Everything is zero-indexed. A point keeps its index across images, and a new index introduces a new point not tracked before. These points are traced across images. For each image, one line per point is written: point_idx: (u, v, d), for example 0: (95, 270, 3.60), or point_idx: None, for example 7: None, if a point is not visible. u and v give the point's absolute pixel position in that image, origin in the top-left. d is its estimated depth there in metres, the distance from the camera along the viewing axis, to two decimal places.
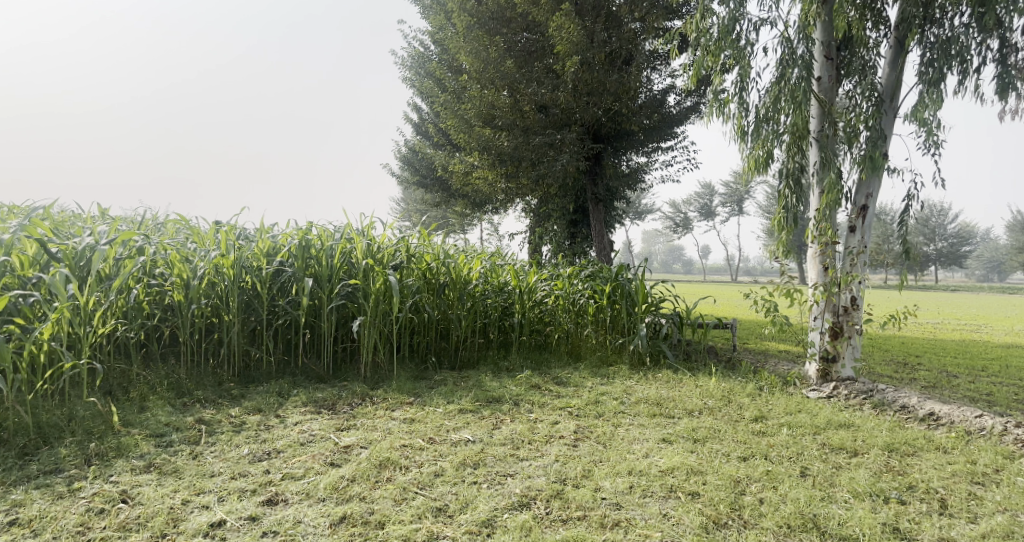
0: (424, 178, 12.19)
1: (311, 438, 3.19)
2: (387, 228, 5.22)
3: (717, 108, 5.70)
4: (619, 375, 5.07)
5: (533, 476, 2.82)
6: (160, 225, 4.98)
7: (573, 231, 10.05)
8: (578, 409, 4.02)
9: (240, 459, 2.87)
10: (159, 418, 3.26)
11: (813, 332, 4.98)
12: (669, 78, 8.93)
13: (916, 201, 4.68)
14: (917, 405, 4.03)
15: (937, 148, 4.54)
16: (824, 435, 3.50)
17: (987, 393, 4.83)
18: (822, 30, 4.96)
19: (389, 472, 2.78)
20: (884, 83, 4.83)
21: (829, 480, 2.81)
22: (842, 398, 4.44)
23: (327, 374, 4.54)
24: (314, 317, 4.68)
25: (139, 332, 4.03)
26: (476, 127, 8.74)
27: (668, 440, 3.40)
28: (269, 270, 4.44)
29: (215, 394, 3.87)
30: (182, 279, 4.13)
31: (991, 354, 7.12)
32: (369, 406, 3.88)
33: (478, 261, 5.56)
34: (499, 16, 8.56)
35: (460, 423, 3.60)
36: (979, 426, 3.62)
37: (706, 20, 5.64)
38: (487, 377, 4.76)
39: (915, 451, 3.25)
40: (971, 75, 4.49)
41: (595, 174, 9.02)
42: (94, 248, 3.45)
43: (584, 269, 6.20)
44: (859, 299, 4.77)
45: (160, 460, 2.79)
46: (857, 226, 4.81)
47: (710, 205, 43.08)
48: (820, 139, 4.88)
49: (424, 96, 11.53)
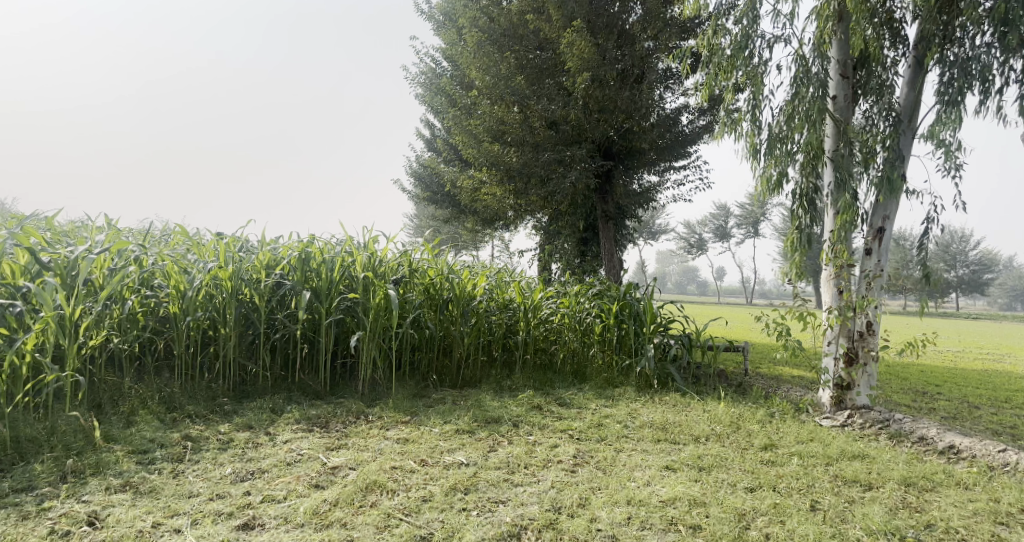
0: (434, 194, 12.16)
1: (299, 457, 3.08)
2: (390, 242, 5.14)
3: (729, 127, 5.59)
4: (624, 397, 4.91)
5: (525, 503, 2.68)
6: (162, 235, 4.95)
7: (584, 249, 9.93)
8: (579, 432, 3.88)
9: (222, 479, 2.77)
10: (143, 434, 3.19)
11: (826, 358, 4.79)
12: (682, 97, 8.87)
13: (935, 223, 4.50)
14: (936, 437, 3.85)
15: (957, 170, 4.38)
16: (837, 466, 3.33)
17: (1011, 426, 4.60)
18: (838, 48, 4.85)
19: (374, 496, 2.66)
20: (901, 103, 4.69)
21: (841, 515, 2.64)
22: (856, 427, 4.25)
23: (324, 391, 4.45)
24: (313, 331, 4.60)
25: (133, 344, 3.98)
26: (485, 143, 8.69)
27: (671, 468, 3.24)
28: (268, 283, 4.37)
29: (207, 410, 3.79)
30: (178, 290, 4.08)
31: (1014, 384, 6.86)
32: (362, 424, 3.77)
33: (482, 277, 5.45)
34: (511, 33, 8.57)
35: (455, 444, 3.47)
36: (1002, 462, 3.43)
37: (718, 37, 5.58)
38: (488, 396, 4.63)
39: (934, 486, 3.06)
40: (992, 96, 4.34)
41: (605, 192, 8.92)
42: (87, 256, 3.43)
43: (592, 287, 6.07)
44: (874, 324, 4.60)
45: (137, 479, 2.70)
46: (873, 249, 4.65)
47: (725, 227, 42.79)
48: (836, 159, 4.75)
49: (436, 112, 11.53)
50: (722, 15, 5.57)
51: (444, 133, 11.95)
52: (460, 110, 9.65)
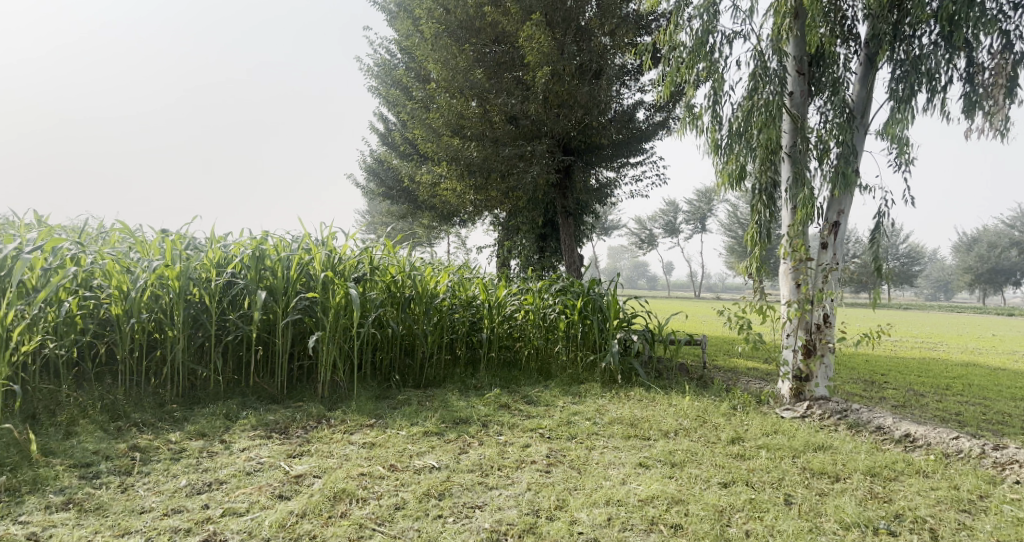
0: (389, 189, 11.90)
1: (259, 466, 2.91)
2: (349, 239, 4.96)
3: (689, 123, 5.63)
4: (590, 393, 4.88)
5: (503, 507, 2.60)
6: (99, 232, 4.61)
7: (543, 245, 9.88)
8: (550, 430, 3.82)
9: (176, 492, 2.58)
10: (85, 446, 2.94)
11: (786, 350, 4.89)
12: (638, 93, 8.94)
13: (887, 217, 4.63)
14: (892, 426, 3.96)
15: (907, 166, 4.52)
16: (804, 458, 3.37)
17: (957, 413, 4.81)
18: (794, 45, 4.94)
19: (344, 505, 2.53)
20: (854, 100, 4.80)
21: (815, 509, 2.67)
22: (816, 417, 4.34)
23: (281, 394, 4.25)
24: (268, 332, 4.39)
25: (71, 349, 3.70)
26: (443, 136, 8.52)
27: (645, 465, 3.22)
28: (219, 283, 4.13)
29: (154, 417, 3.55)
30: (121, 290, 3.82)
31: (951, 372, 7.21)
32: (324, 429, 3.60)
33: (445, 274, 5.33)
34: (468, 25, 8.36)
35: (424, 447, 3.36)
36: (956, 449, 3.55)
37: (679, 33, 5.61)
38: (454, 396, 4.53)
39: (896, 475, 3.14)
40: (939, 93, 4.49)
41: (564, 187, 8.90)
42: (19, 258, 3.17)
43: (555, 284, 6.01)
44: (831, 316, 4.71)
45: (81, 495, 2.49)
46: (829, 243, 4.76)
47: (674, 223, 43.72)
48: (793, 154, 4.83)
49: (390, 105, 11.26)
50: (682, 11, 5.60)
51: (399, 126, 11.69)
52: (416, 103, 9.43)
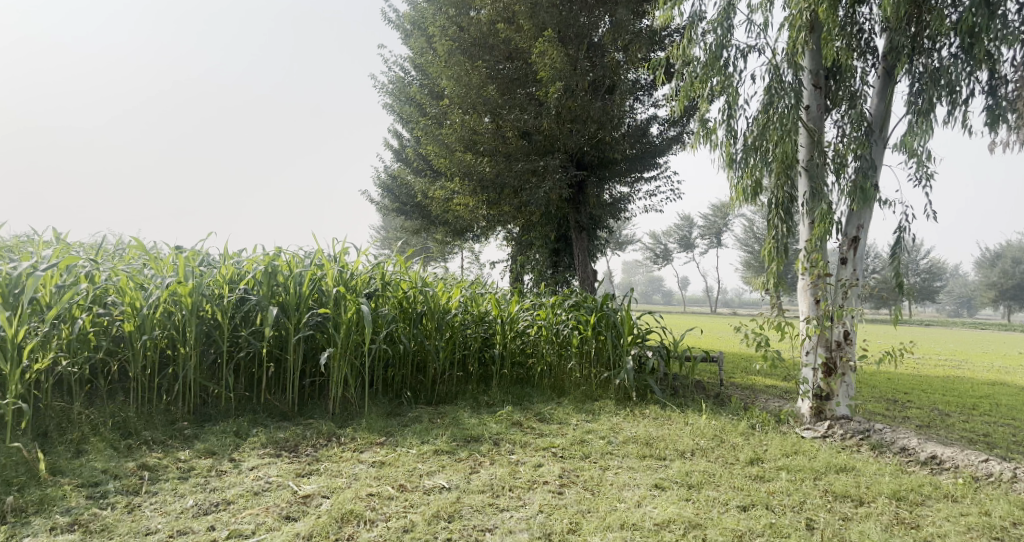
0: (403, 205, 11.94)
1: (267, 486, 2.87)
2: (361, 254, 4.95)
3: (703, 137, 5.58)
4: (604, 411, 4.80)
5: (514, 530, 2.54)
6: (116, 250, 4.66)
7: (556, 260, 9.84)
8: (563, 450, 3.74)
9: (183, 513, 2.55)
10: (95, 465, 2.93)
11: (805, 368, 4.77)
12: (652, 107, 8.91)
13: (908, 233, 4.51)
14: (918, 447, 3.83)
15: (928, 180, 4.41)
16: (826, 480, 3.26)
17: (985, 434, 4.66)
18: (810, 58, 4.86)
19: (352, 528, 2.48)
20: (872, 114, 4.71)
21: (838, 535, 2.58)
22: (838, 438, 4.22)
23: (292, 411, 4.22)
24: (280, 348, 4.37)
25: (84, 367, 3.71)
26: (456, 152, 8.54)
27: (661, 487, 3.13)
28: (231, 299, 4.12)
29: (165, 435, 3.53)
30: (134, 307, 3.84)
31: (977, 391, 7.01)
32: (335, 447, 3.56)
33: (457, 290, 5.29)
34: (481, 42, 8.45)
35: (435, 466, 3.30)
36: (986, 472, 3.42)
37: (692, 47, 5.58)
38: (466, 413, 4.46)
39: (923, 500, 3.03)
40: (961, 106, 4.39)
41: (577, 202, 8.88)
42: (33, 275, 3.20)
43: (568, 299, 5.93)
44: (852, 333, 4.60)
45: (86, 516, 2.47)
46: (848, 258, 4.65)
47: (689, 238, 43.48)
48: (810, 168, 4.75)
49: (405, 121, 11.33)
50: (696, 26, 5.57)
51: (413, 143, 11.76)
52: (430, 119, 9.49)
